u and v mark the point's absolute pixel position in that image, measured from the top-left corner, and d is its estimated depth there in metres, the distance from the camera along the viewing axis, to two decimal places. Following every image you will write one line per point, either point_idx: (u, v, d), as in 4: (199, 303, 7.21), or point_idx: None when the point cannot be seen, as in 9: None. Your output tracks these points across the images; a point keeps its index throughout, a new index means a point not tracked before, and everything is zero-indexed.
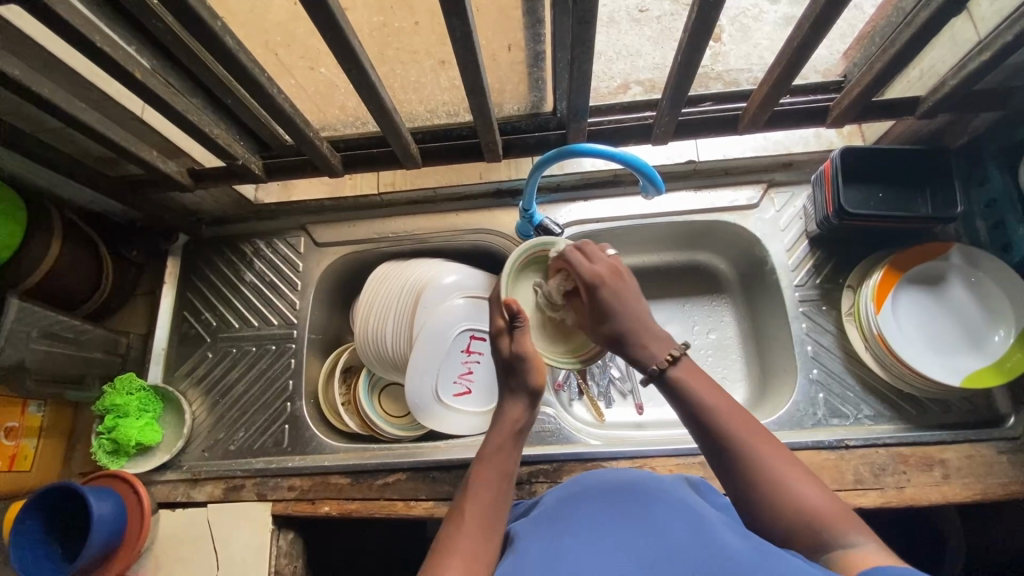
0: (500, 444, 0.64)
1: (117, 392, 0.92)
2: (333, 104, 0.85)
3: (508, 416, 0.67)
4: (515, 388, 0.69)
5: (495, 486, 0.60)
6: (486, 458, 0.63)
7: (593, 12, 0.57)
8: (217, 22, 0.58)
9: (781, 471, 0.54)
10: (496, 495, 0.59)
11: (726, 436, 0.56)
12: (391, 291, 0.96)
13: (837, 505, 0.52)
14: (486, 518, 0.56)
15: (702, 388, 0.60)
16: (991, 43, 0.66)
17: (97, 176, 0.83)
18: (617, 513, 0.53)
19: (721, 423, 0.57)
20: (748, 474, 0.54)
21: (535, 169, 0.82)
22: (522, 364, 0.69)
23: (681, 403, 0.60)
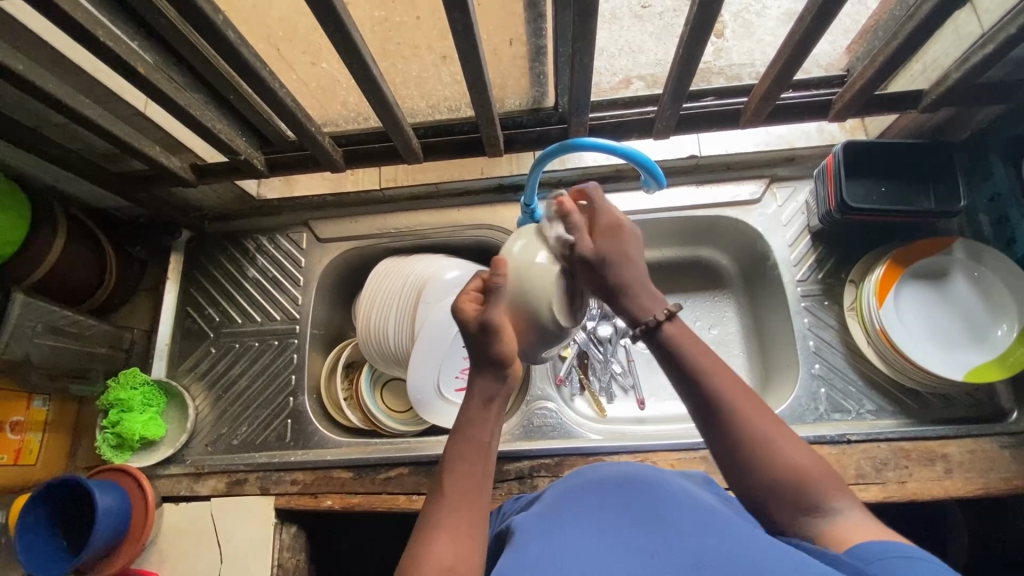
0: (475, 419, 0.60)
1: (121, 386, 0.93)
2: (335, 100, 0.85)
3: (480, 388, 0.61)
4: (481, 362, 0.60)
5: (478, 469, 0.57)
6: (462, 437, 0.59)
7: (594, 5, 0.57)
8: (219, 16, 0.57)
9: (766, 429, 0.53)
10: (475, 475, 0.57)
11: (720, 410, 0.54)
12: (393, 286, 0.97)
13: (819, 464, 0.52)
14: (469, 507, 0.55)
15: (693, 347, 0.57)
16: (995, 35, 0.66)
17: (101, 172, 0.84)
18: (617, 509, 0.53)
19: (714, 389, 0.55)
20: (739, 440, 0.53)
21: (535, 164, 0.79)
22: (487, 334, 0.59)
23: (667, 364, 0.58)
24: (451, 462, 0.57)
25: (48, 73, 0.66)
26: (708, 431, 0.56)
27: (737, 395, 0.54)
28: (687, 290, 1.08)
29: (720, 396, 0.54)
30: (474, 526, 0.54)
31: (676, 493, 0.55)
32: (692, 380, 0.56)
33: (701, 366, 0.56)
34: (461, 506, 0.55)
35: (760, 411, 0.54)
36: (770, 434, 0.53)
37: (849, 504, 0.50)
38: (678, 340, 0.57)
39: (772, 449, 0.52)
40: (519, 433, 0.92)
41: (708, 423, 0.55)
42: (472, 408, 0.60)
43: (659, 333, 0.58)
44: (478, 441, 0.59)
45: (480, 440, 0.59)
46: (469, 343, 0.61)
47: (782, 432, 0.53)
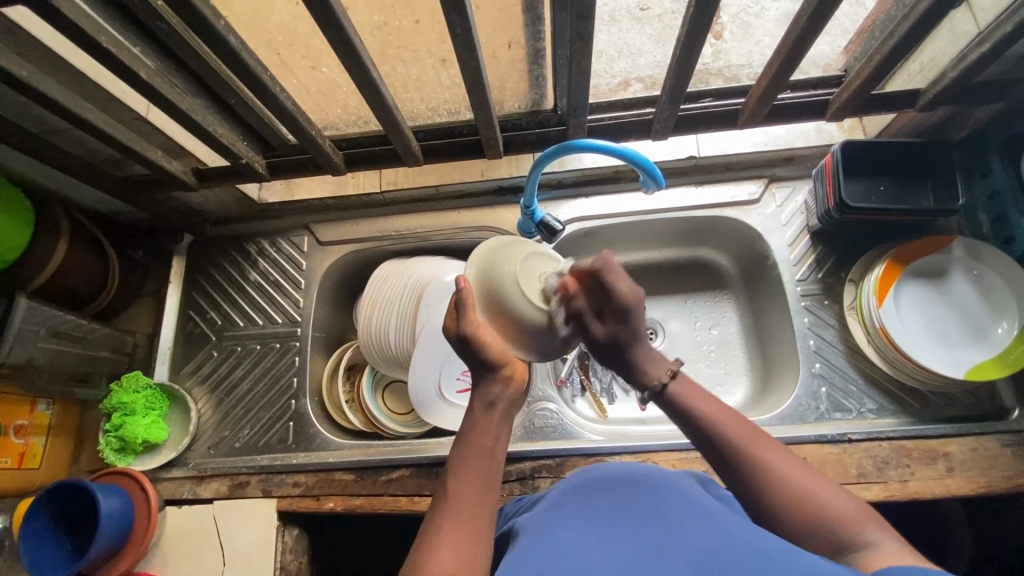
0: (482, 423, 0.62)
1: (124, 390, 0.94)
2: (336, 104, 0.86)
3: (481, 393, 0.63)
4: (476, 367, 0.63)
5: (484, 473, 0.59)
6: (468, 444, 0.61)
7: (591, 8, 0.57)
8: (220, 21, 0.58)
9: (789, 471, 0.56)
10: (481, 478, 0.58)
11: (739, 449, 0.59)
12: (394, 286, 0.97)
13: (855, 506, 0.53)
14: (475, 508, 0.56)
15: (706, 400, 0.63)
16: (991, 34, 0.66)
17: (103, 176, 0.84)
18: (618, 509, 0.54)
19: (730, 433, 0.60)
20: (765, 484, 0.56)
21: (534, 166, 0.82)
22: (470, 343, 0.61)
23: (682, 417, 0.63)
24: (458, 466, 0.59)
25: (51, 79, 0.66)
26: (730, 476, 0.59)
27: (753, 440, 0.59)
28: (687, 290, 1.08)
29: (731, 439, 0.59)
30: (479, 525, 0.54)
31: (678, 492, 0.55)
32: (709, 433, 0.61)
33: (715, 414, 0.62)
34: (464, 508, 0.56)
35: (767, 447, 0.58)
36: (793, 475, 0.56)
37: (881, 536, 0.50)
38: (688, 395, 0.64)
39: (793, 485, 0.55)
40: (520, 434, 0.92)
41: (732, 470, 0.59)
42: (475, 414, 0.63)
43: (667, 393, 0.65)
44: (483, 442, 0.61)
45: (482, 442, 0.61)
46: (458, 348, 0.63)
47: (806, 474, 0.56)
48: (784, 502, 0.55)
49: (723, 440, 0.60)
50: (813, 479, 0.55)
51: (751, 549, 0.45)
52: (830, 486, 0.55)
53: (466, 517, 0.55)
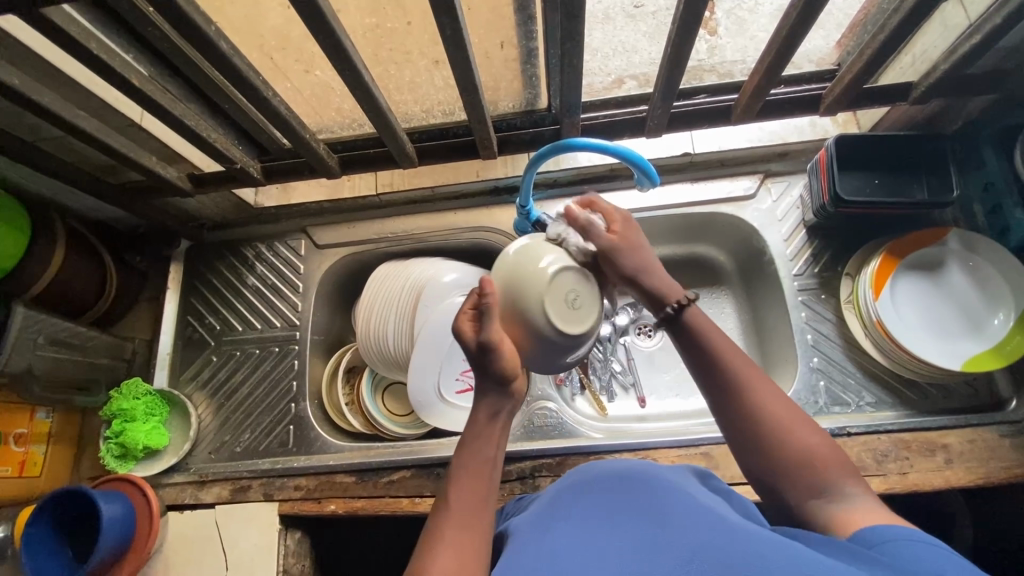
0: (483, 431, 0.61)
1: (124, 396, 0.94)
2: (330, 107, 0.86)
3: (487, 404, 0.61)
4: (485, 376, 0.60)
5: (484, 483, 0.58)
6: (467, 452, 0.59)
7: (581, 7, 0.58)
8: (211, 27, 0.58)
9: (780, 413, 0.55)
10: (481, 488, 0.57)
11: (736, 385, 0.56)
12: (394, 287, 0.97)
13: (833, 452, 0.53)
14: (474, 519, 0.55)
15: (711, 329, 0.59)
16: (981, 26, 0.66)
17: (99, 183, 0.84)
18: (616, 506, 0.54)
19: (730, 365, 0.57)
20: (752, 419, 0.55)
21: (529, 166, 0.80)
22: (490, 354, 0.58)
23: (686, 345, 0.60)
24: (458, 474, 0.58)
25: (45, 88, 0.66)
26: (720, 406, 0.58)
27: (755, 379, 0.56)
28: (685, 287, 1.08)
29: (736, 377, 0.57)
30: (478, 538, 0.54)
31: (677, 488, 0.55)
32: (712, 365, 0.58)
33: (717, 344, 0.58)
34: (465, 521, 0.55)
35: (768, 389, 0.56)
36: (782, 414, 0.55)
37: (861, 492, 0.51)
38: (699, 322, 0.60)
39: (782, 425, 0.54)
40: (520, 433, 0.92)
41: (725, 401, 0.57)
42: (479, 424, 0.61)
43: (682, 317, 0.60)
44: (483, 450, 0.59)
45: (485, 453, 0.59)
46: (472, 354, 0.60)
47: (797, 418, 0.54)
48: (770, 441, 0.54)
49: (728, 374, 0.57)
50: (808, 428, 0.54)
51: (751, 541, 0.44)
52: (819, 434, 0.54)
53: (466, 529, 0.54)
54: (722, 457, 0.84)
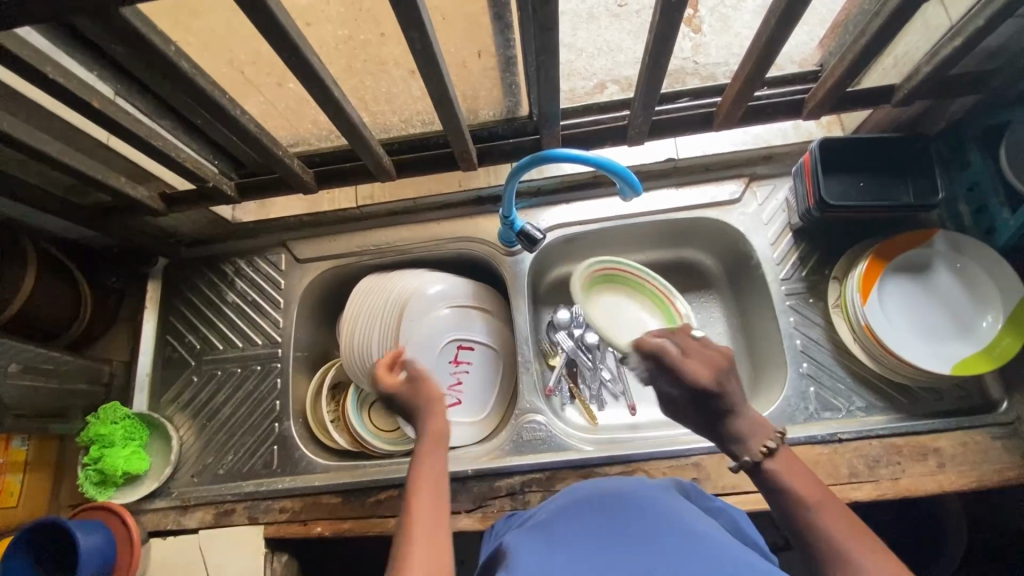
0: (427, 449, 0.63)
1: (101, 422, 0.91)
2: (305, 119, 0.84)
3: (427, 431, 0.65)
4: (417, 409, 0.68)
5: (436, 489, 0.58)
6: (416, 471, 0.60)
7: (555, 20, 0.56)
8: (172, 48, 0.56)
9: (867, 562, 0.48)
10: (435, 497, 0.57)
11: (814, 531, 0.53)
12: (377, 301, 0.95)
13: None
14: (436, 529, 0.53)
15: (804, 478, 0.58)
16: (963, 28, 0.65)
17: (68, 206, 0.82)
18: (602, 526, 0.52)
19: (811, 512, 0.54)
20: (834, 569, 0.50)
21: (512, 176, 0.81)
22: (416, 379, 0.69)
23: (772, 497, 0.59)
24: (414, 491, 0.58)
25: (3, 111, 0.64)
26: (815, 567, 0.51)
27: (835, 525, 0.52)
28: (673, 293, 1.07)
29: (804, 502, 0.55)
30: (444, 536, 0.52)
31: (666, 509, 0.54)
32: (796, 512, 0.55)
33: (802, 492, 0.56)
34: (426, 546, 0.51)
35: (854, 528, 0.51)
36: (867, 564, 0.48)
37: None
38: (790, 467, 0.60)
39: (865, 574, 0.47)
40: (509, 448, 0.90)
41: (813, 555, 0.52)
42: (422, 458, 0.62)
43: (766, 469, 0.60)
44: (431, 464, 0.61)
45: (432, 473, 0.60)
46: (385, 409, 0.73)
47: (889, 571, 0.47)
48: None
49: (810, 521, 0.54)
50: None
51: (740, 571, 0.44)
52: None
53: (430, 537, 0.51)
54: (714, 468, 0.83)
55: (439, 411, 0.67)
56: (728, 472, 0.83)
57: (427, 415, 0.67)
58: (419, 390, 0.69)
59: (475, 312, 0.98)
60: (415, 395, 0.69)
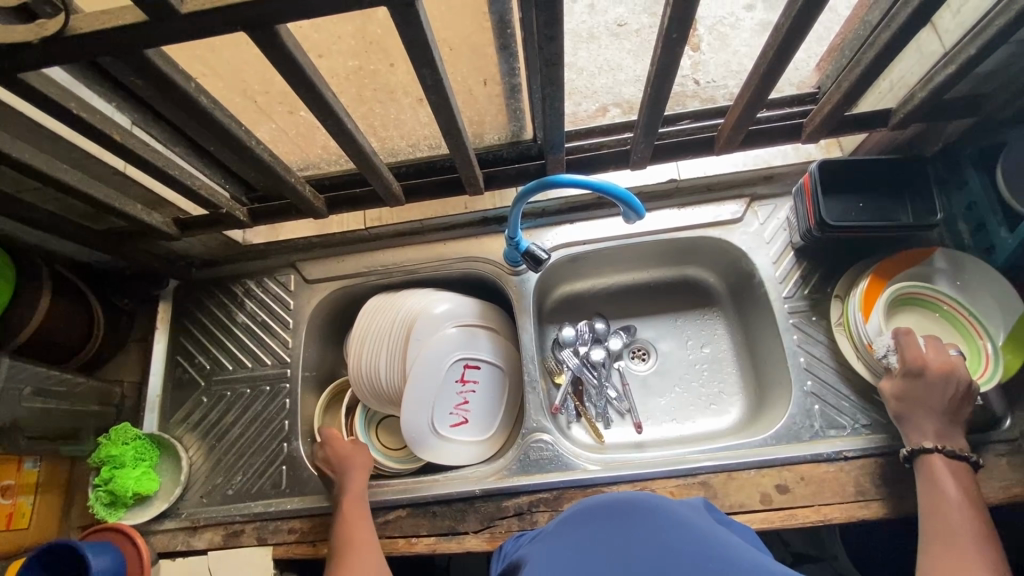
0: (350, 498, 0.85)
1: (113, 443, 0.92)
2: (315, 145, 0.86)
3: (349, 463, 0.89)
4: (347, 463, 0.89)
5: (359, 504, 0.85)
6: (346, 488, 0.87)
7: (561, 55, 0.58)
8: (191, 83, 0.58)
9: None
10: (357, 507, 0.85)
11: None
12: (385, 324, 0.96)
13: None
14: (364, 531, 0.81)
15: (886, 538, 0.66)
16: (956, 55, 0.67)
17: (84, 232, 0.84)
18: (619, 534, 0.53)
19: None
20: None
21: (517, 200, 0.83)
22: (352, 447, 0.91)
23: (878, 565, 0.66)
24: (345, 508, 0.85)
25: (25, 143, 0.66)
26: None
27: None
28: (677, 310, 1.08)
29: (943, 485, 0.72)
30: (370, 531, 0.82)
31: (677, 524, 0.55)
32: None
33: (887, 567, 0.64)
34: (356, 517, 0.83)
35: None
36: None
37: None
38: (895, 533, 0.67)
39: None
40: (516, 468, 0.90)
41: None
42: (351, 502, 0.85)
43: (935, 462, 0.74)
44: (356, 491, 0.86)
45: (355, 487, 0.86)
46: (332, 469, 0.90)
47: None
48: None
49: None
50: None
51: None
52: None
53: (363, 542, 0.80)
54: (721, 486, 0.84)
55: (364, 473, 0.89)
56: (735, 491, 0.83)
57: (350, 475, 0.88)
58: (344, 454, 0.90)
59: (482, 330, 0.98)
60: (340, 455, 0.90)
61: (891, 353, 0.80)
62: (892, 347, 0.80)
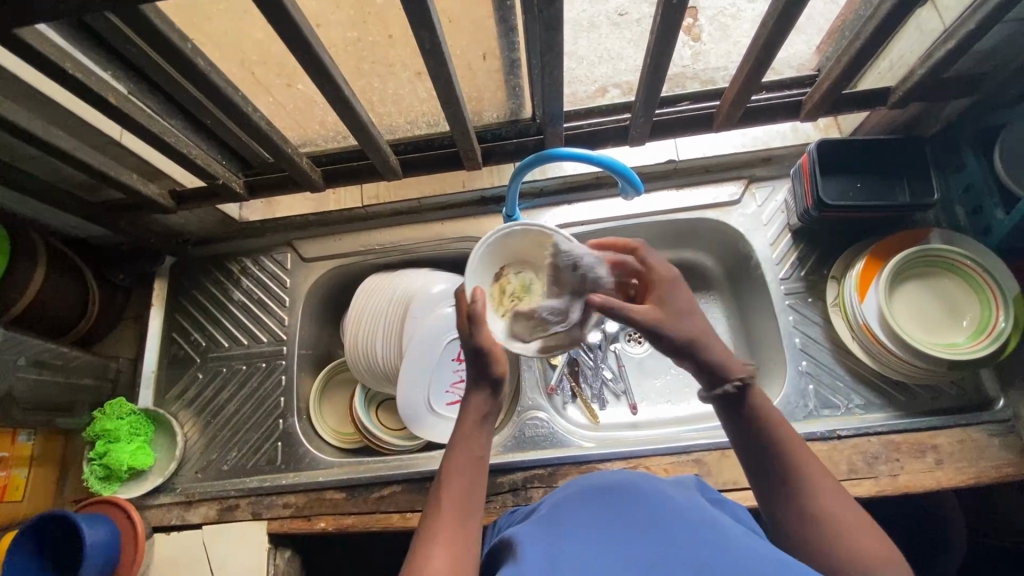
0: (457, 467, 0.60)
1: (108, 417, 0.92)
2: (312, 119, 0.85)
3: (476, 407, 0.63)
4: (478, 377, 0.64)
5: (472, 472, 0.60)
6: (458, 451, 0.61)
7: (560, 19, 0.57)
8: (187, 45, 0.58)
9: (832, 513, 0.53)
10: (467, 496, 0.58)
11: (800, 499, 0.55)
12: (529, 252, 0.75)
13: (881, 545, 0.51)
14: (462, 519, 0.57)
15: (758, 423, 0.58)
16: (956, 31, 0.67)
17: (79, 202, 0.83)
18: (612, 512, 0.53)
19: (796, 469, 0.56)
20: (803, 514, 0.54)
21: (515, 175, 0.81)
22: (482, 355, 0.63)
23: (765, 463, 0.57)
24: (446, 481, 0.59)
25: (19, 107, 0.66)
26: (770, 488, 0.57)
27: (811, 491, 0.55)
28: None
29: (782, 442, 0.57)
30: (464, 542, 0.54)
31: (671, 499, 0.55)
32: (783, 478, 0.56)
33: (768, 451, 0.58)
34: (450, 492, 0.58)
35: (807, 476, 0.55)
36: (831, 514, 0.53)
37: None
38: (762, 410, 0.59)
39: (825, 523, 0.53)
40: (511, 444, 0.91)
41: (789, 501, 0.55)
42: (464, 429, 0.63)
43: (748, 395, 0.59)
44: (473, 458, 0.61)
45: (473, 453, 0.61)
46: (468, 361, 0.65)
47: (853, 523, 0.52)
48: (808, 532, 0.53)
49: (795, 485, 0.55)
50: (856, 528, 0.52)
51: (751, 560, 0.45)
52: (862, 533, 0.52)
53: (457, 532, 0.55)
54: (714, 464, 0.84)
55: (480, 452, 0.62)
56: (729, 469, 0.84)
57: (464, 441, 0.62)
58: (479, 408, 0.63)
59: None
60: (475, 404, 0.63)
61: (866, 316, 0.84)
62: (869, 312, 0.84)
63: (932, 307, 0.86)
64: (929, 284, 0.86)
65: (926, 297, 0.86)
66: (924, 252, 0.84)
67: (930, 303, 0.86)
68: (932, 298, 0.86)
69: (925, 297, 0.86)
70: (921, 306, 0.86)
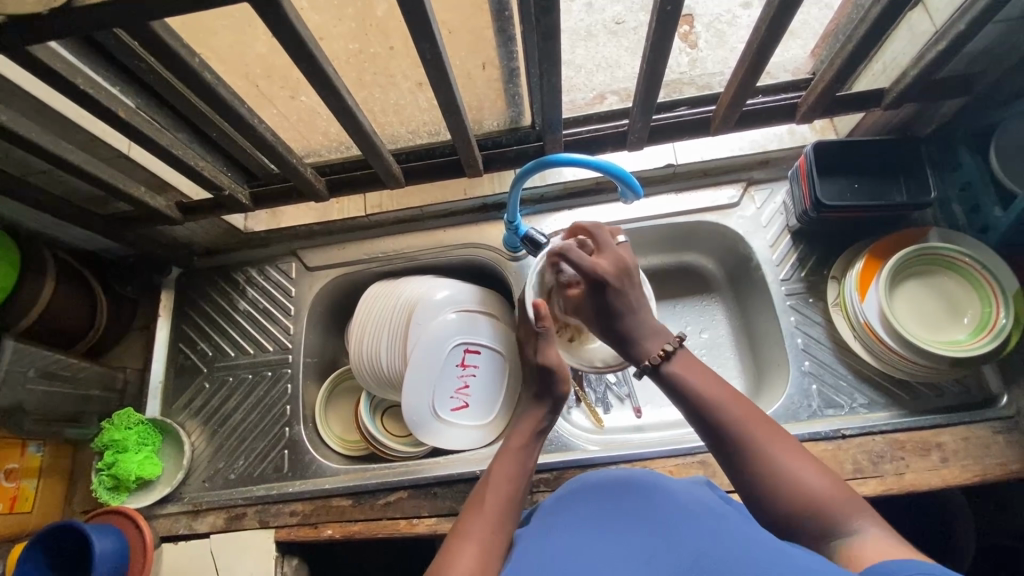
0: (508, 468, 0.64)
1: (116, 427, 0.94)
2: (316, 131, 0.87)
3: (533, 421, 0.70)
4: (544, 394, 0.72)
5: (517, 476, 0.64)
6: (508, 454, 0.67)
7: (557, 28, 0.59)
8: (195, 59, 0.59)
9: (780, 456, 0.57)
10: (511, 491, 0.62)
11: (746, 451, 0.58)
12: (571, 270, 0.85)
13: (836, 489, 0.54)
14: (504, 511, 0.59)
15: (702, 380, 0.63)
16: (946, 33, 0.68)
17: (88, 215, 0.85)
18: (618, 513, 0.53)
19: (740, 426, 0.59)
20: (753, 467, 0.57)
21: (516, 182, 0.83)
22: (547, 370, 0.71)
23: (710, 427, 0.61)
24: (491, 479, 0.63)
25: (31, 122, 0.67)
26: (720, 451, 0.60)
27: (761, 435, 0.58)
28: (677, 296, 1.09)
29: (719, 404, 0.61)
30: (499, 538, 0.56)
31: (673, 492, 0.56)
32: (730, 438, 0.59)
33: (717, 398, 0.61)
34: (500, 481, 0.62)
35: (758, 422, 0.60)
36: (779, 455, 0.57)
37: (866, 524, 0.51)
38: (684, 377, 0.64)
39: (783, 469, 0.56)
40: None
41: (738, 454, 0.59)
42: (517, 438, 0.68)
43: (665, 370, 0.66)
44: (521, 466, 0.65)
45: (521, 462, 0.66)
46: (534, 379, 0.73)
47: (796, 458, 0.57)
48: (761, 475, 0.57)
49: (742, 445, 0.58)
50: (811, 470, 0.56)
51: (745, 540, 0.46)
52: (815, 468, 0.56)
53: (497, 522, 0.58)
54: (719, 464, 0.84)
55: (529, 463, 0.66)
56: None
57: (517, 447, 0.67)
58: (535, 423, 0.70)
59: (483, 316, 0.98)
60: (529, 418, 0.70)
61: (867, 313, 0.85)
62: (868, 311, 0.85)
63: (935, 305, 0.86)
64: (933, 279, 0.87)
65: (926, 296, 0.87)
66: (922, 248, 0.84)
67: (936, 302, 0.86)
68: (936, 297, 0.87)
69: (929, 296, 0.87)
70: (925, 304, 0.87)
